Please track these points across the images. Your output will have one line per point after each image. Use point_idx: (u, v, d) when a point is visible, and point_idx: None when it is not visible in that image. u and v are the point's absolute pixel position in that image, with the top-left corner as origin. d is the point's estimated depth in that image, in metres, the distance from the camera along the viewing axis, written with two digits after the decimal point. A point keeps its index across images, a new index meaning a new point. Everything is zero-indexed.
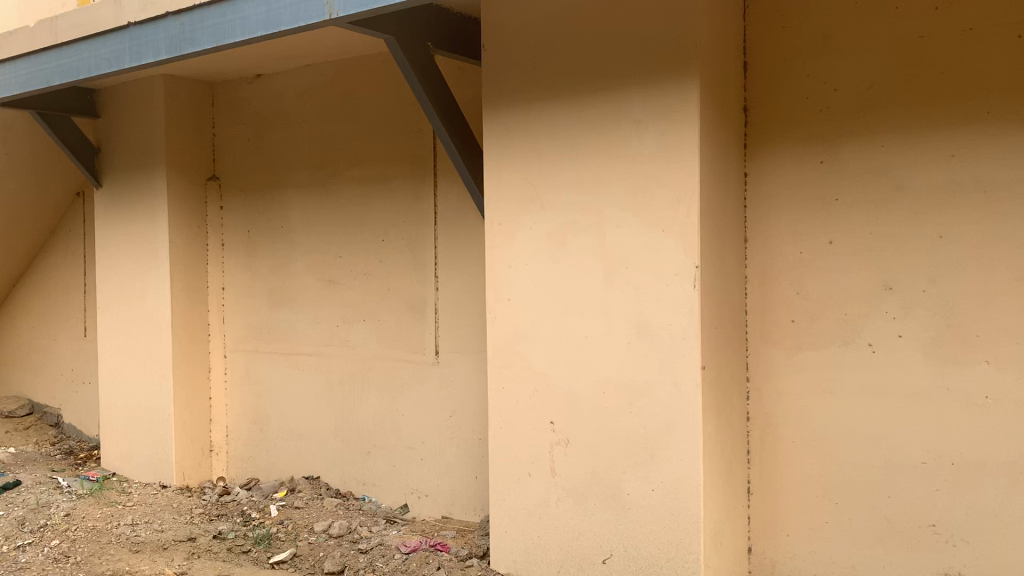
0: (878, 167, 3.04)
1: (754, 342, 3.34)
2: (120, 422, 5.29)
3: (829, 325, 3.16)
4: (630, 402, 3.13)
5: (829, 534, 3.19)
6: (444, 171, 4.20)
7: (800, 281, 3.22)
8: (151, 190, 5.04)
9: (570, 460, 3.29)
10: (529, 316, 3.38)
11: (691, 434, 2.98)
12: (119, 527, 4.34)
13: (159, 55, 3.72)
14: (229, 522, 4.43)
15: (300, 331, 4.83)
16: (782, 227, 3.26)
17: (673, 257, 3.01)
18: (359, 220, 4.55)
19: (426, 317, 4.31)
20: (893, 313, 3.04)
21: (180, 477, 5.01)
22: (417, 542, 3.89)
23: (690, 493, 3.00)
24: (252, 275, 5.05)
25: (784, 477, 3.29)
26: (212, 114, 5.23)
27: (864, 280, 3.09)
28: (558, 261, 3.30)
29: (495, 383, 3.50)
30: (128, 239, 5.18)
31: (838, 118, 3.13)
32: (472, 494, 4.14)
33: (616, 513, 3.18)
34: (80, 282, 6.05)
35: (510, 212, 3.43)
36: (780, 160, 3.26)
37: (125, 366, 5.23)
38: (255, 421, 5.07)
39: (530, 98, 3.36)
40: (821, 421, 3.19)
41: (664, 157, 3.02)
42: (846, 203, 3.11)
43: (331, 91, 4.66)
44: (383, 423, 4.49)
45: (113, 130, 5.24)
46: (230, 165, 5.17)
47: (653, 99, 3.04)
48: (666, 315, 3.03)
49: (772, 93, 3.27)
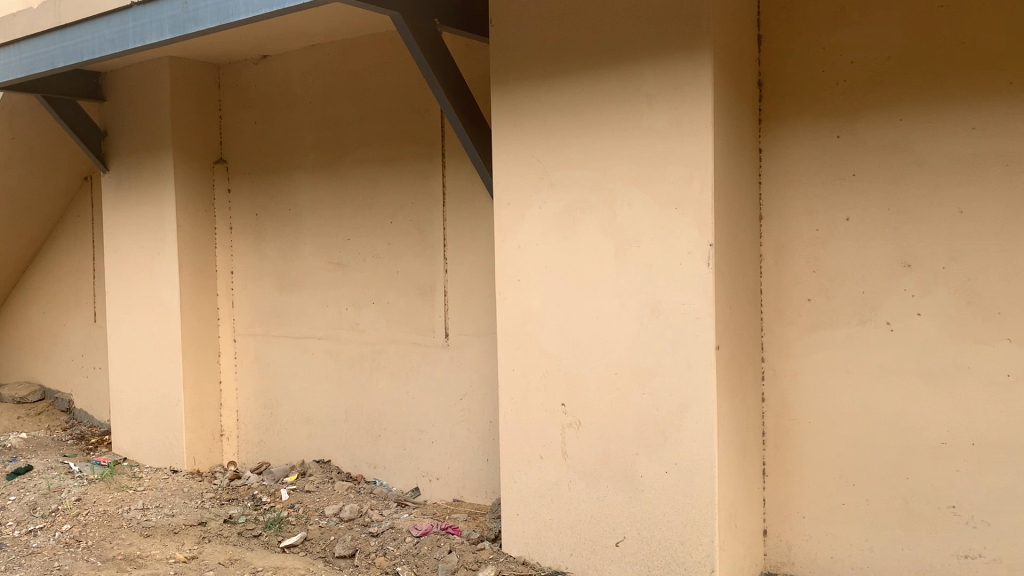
0: (896, 141, 2.97)
1: (768, 321, 3.28)
2: (131, 407, 5.28)
3: (846, 303, 3.10)
4: (642, 383, 3.08)
5: (846, 516, 3.14)
6: (452, 152, 4.14)
7: (816, 259, 3.15)
8: (157, 174, 5.00)
9: (582, 442, 3.25)
10: (540, 296, 3.33)
11: (704, 415, 2.93)
12: (130, 512, 4.33)
13: (163, 35, 3.67)
14: (240, 506, 4.41)
15: (309, 315, 4.80)
16: (797, 204, 3.19)
17: (686, 235, 2.95)
18: (367, 202, 4.50)
19: (435, 299, 4.26)
20: (912, 290, 2.97)
21: (191, 461, 5.00)
22: (429, 525, 3.86)
23: (704, 475, 2.95)
24: (260, 259, 5.02)
25: (800, 458, 3.23)
26: (219, 97, 5.18)
27: (882, 257, 3.02)
28: (569, 240, 3.24)
29: (505, 364, 3.46)
30: (136, 223, 5.15)
31: (855, 91, 3.05)
32: (483, 477, 4.11)
33: (629, 495, 3.14)
34: (89, 268, 6.04)
35: (520, 191, 3.37)
36: (795, 135, 3.18)
37: (135, 351, 5.21)
38: (265, 405, 5.05)
39: (539, 74, 3.30)
40: (837, 401, 3.14)
41: (677, 132, 2.95)
42: (864, 178, 3.04)
43: (337, 72, 4.60)
44: (393, 406, 4.46)
45: (119, 113, 5.20)
46: (236, 147, 5.12)
47: (665, 73, 2.98)
48: (680, 295, 2.97)
49: (787, 67, 3.19)
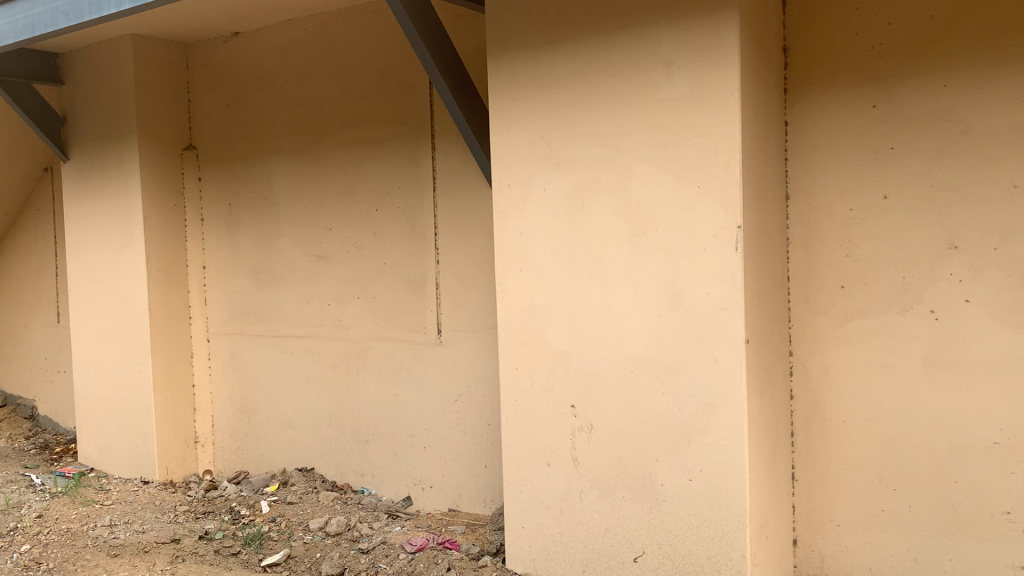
0: (940, 109, 2.68)
1: (797, 311, 2.99)
2: (97, 414, 4.90)
3: (885, 290, 2.82)
4: (661, 381, 2.78)
5: (886, 524, 2.86)
6: (444, 133, 3.82)
7: (851, 242, 2.87)
8: (122, 162, 4.63)
9: (594, 447, 2.94)
10: (546, 287, 3.02)
11: (734, 416, 2.64)
12: (96, 529, 3.98)
13: (122, 3, 3.30)
14: (216, 521, 4.07)
15: (288, 312, 4.45)
16: (829, 182, 2.90)
17: (711, 216, 2.64)
18: (350, 188, 4.16)
19: (427, 293, 3.94)
20: (960, 275, 2.69)
21: (163, 471, 4.64)
22: (424, 540, 3.55)
23: (735, 483, 2.66)
24: (234, 252, 4.67)
25: (833, 460, 2.95)
26: (187, 79, 4.81)
27: (926, 239, 2.73)
28: (577, 225, 2.93)
29: (508, 362, 3.14)
30: (100, 216, 4.77)
31: (893, 55, 2.76)
32: (481, 485, 3.79)
33: (650, 506, 2.84)
34: (51, 265, 5.64)
35: (521, 172, 3.05)
36: (826, 106, 2.89)
37: (101, 354, 4.84)
38: (243, 410, 4.70)
39: (541, 41, 2.98)
40: (873, 398, 2.86)
41: (700, 101, 2.65)
42: (904, 151, 2.75)
43: (315, 47, 4.25)
44: (382, 409, 4.13)
45: (78, 97, 4.82)
46: (207, 132, 4.76)
47: (685, 35, 2.67)
48: (703, 283, 2.67)
49: (817, 30, 2.89)
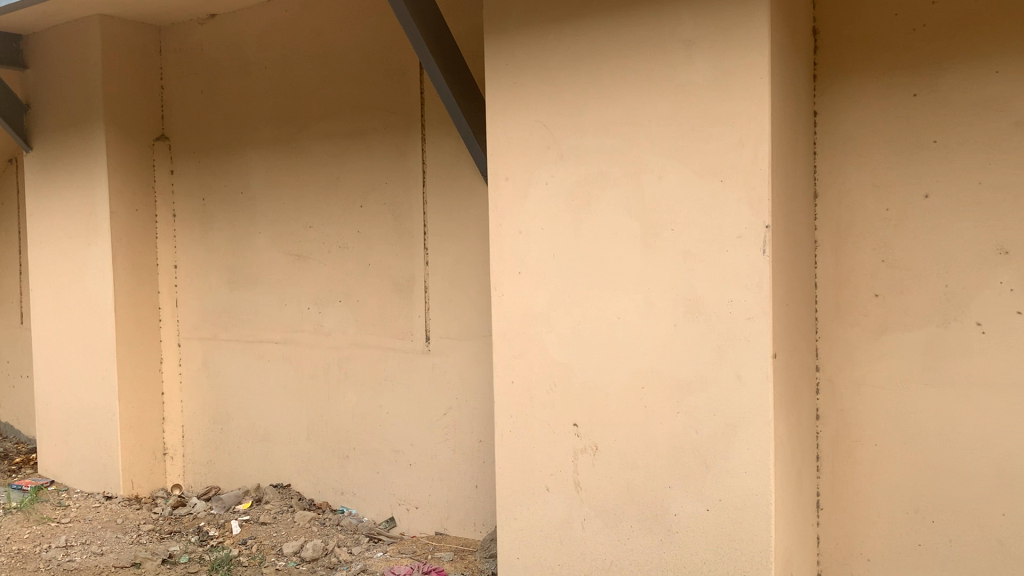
0: (990, 99, 2.40)
1: (825, 322, 2.71)
2: (58, 423, 4.56)
3: (924, 299, 2.53)
4: (676, 399, 2.48)
5: (924, 561, 2.57)
6: (435, 123, 3.52)
7: (886, 245, 2.58)
8: (88, 153, 4.30)
9: (600, 472, 2.64)
10: (546, 292, 2.71)
11: (758, 440, 2.35)
12: (49, 551, 3.64)
13: None
14: (181, 542, 3.75)
15: (265, 315, 4.13)
16: (862, 179, 2.61)
17: (735, 214, 2.36)
18: (332, 182, 3.85)
19: (415, 296, 3.63)
20: (1011, 284, 2.40)
21: (128, 485, 4.31)
22: (408, 568, 3.25)
23: (759, 514, 2.37)
24: (207, 250, 4.35)
25: (863, 487, 2.66)
26: (160, 64, 4.48)
27: (972, 243, 2.45)
28: (581, 225, 2.63)
29: (502, 375, 2.83)
30: (63, 210, 4.44)
31: (937, 39, 2.47)
32: (472, 507, 3.49)
33: (662, 539, 2.54)
34: (14, 263, 5.29)
35: (520, 164, 2.74)
36: (860, 96, 2.60)
37: (63, 359, 4.50)
38: (215, 420, 4.38)
39: (543, 20, 2.67)
40: (909, 420, 2.57)
41: (724, 86, 2.36)
42: (947, 145, 2.47)
43: (297, 31, 3.94)
44: (364, 421, 3.81)
45: (41, 82, 4.48)
46: (180, 121, 4.44)
47: (708, 12, 2.38)
48: (724, 289, 2.38)
49: (852, 11, 2.61)
